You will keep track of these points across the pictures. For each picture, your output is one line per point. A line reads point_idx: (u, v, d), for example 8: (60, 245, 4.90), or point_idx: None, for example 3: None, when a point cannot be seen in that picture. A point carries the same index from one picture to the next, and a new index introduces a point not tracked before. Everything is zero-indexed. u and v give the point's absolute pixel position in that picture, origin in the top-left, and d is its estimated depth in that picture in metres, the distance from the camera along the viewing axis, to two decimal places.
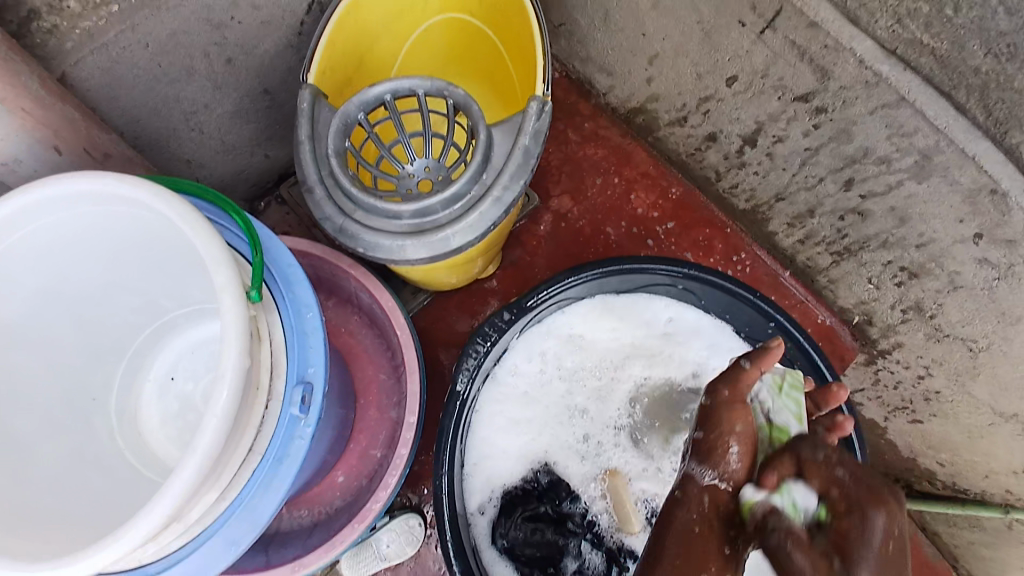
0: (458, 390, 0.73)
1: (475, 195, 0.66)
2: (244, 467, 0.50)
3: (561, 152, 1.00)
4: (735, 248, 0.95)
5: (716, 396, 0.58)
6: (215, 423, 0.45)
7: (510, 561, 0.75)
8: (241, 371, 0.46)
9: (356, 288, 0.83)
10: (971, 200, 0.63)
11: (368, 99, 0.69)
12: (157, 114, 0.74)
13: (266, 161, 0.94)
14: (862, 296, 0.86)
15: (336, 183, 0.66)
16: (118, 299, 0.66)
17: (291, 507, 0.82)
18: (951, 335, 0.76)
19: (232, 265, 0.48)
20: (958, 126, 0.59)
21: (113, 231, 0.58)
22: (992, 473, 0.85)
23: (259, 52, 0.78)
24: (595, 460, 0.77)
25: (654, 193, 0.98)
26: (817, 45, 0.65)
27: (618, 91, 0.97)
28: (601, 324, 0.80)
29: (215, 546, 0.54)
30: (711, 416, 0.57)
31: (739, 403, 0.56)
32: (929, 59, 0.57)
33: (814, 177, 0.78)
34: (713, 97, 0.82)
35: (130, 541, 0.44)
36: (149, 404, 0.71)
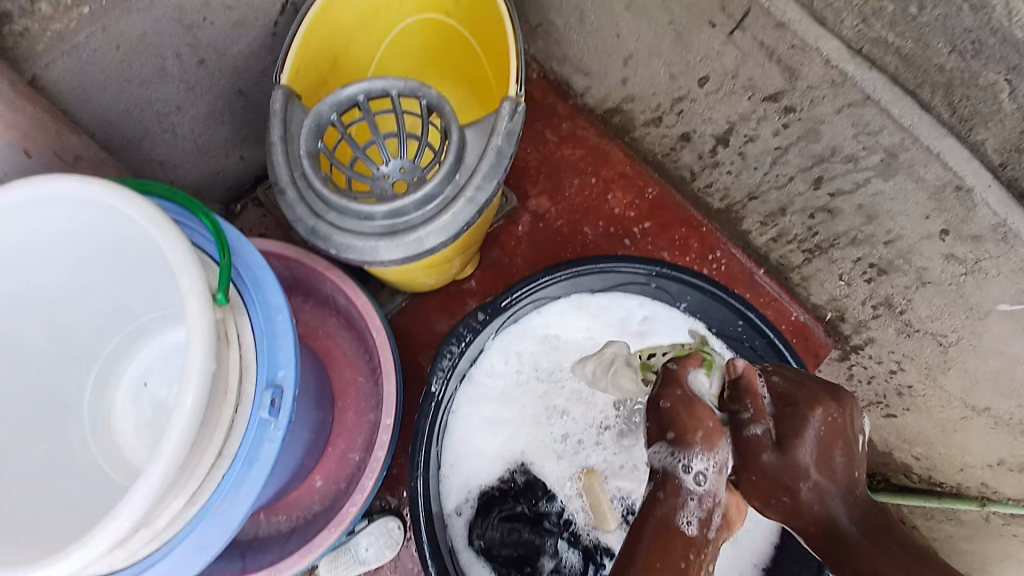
0: (432, 390, 0.73)
1: (447, 196, 0.67)
2: (212, 471, 0.50)
3: (539, 151, 1.01)
4: (712, 246, 0.96)
5: (671, 398, 0.59)
6: (181, 426, 0.45)
7: (487, 562, 0.75)
8: (207, 374, 0.46)
9: (332, 291, 0.83)
10: (937, 198, 0.64)
11: (341, 100, 0.69)
12: (130, 115, 0.74)
13: (241, 164, 0.94)
14: (834, 293, 0.87)
15: (308, 184, 0.66)
16: (89, 302, 0.66)
17: (268, 514, 0.82)
18: (921, 329, 0.77)
19: (198, 268, 0.49)
20: (923, 124, 0.60)
21: (82, 235, 0.58)
22: (967, 466, 0.86)
23: (231, 53, 0.78)
24: (570, 459, 0.78)
25: (631, 193, 0.98)
26: (785, 45, 0.65)
27: (595, 91, 0.98)
28: (576, 323, 0.80)
29: (184, 552, 0.53)
30: (670, 418, 0.58)
31: (699, 403, 0.59)
32: (894, 58, 0.59)
33: (785, 176, 0.79)
34: (686, 97, 0.83)
35: (96, 547, 0.44)
36: (123, 409, 0.71)
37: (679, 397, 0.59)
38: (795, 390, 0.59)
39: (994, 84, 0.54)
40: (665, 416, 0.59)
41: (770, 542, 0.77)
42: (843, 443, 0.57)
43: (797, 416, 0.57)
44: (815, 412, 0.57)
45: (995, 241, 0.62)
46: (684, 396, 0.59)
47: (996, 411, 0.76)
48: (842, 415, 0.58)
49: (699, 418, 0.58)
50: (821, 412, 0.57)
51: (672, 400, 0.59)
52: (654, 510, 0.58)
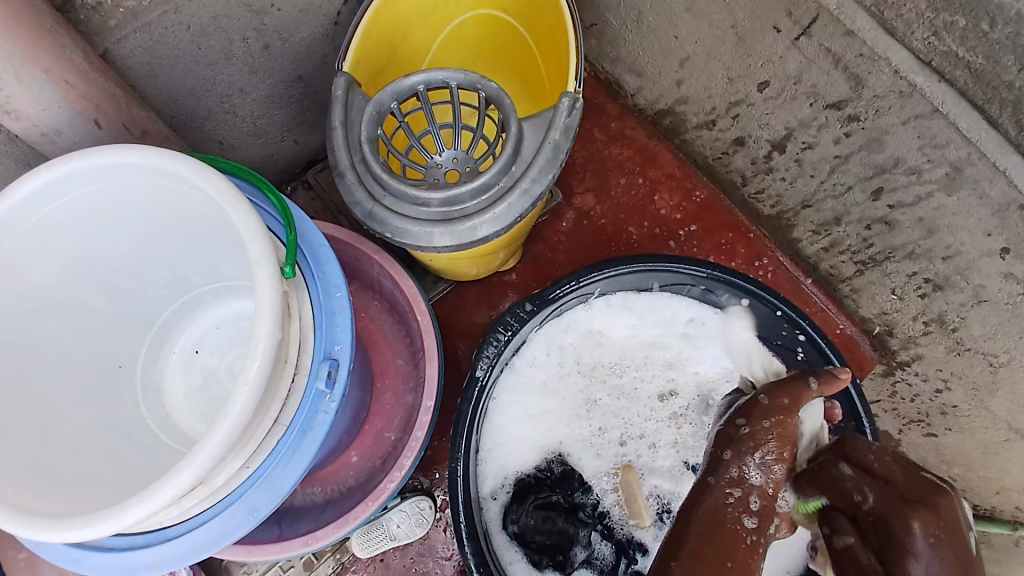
0: (477, 375, 0.73)
1: (503, 187, 0.67)
2: (269, 436, 0.51)
3: (587, 149, 1.01)
4: (758, 252, 0.95)
5: (775, 401, 0.62)
6: (247, 392, 0.46)
7: (520, 548, 0.75)
8: (273, 343, 0.47)
9: (378, 274, 0.84)
10: (1001, 215, 0.63)
11: (402, 90, 0.70)
12: (195, 95, 0.76)
13: (296, 147, 0.95)
14: (884, 307, 0.86)
15: (367, 169, 0.67)
16: (151, 273, 0.68)
17: (305, 485, 0.83)
18: (972, 348, 0.76)
19: (267, 239, 0.49)
20: (990, 140, 0.58)
21: (149, 204, 0.60)
22: (1005, 489, 0.85)
23: (296, 39, 0.79)
24: (609, 452, 0.77)
25: (679, 195, 0.98)
26: (852, 53, 0.65)
27: (647, 92, 0.98)
28: (620, 321, 0.80)
29: (237, 510, 0.54)
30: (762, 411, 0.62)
31: (794, 412, 0.61)
32: (964, 72, 0.57)
33: (842, 186, 0.78)
34: (743, 101, 0.82)
35: (159, 500, 0.45)
36: (173, 376, 0.73)
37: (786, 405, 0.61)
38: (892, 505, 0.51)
39: None
40: (757, 411, 0.62)
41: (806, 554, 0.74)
42: (925, 484, 0.52)
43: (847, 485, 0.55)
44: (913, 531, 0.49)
45: None
46: (790, 406, 0.61)
47: None
48: (954, 512, 0.50)
49: (787, 433, 0.61)
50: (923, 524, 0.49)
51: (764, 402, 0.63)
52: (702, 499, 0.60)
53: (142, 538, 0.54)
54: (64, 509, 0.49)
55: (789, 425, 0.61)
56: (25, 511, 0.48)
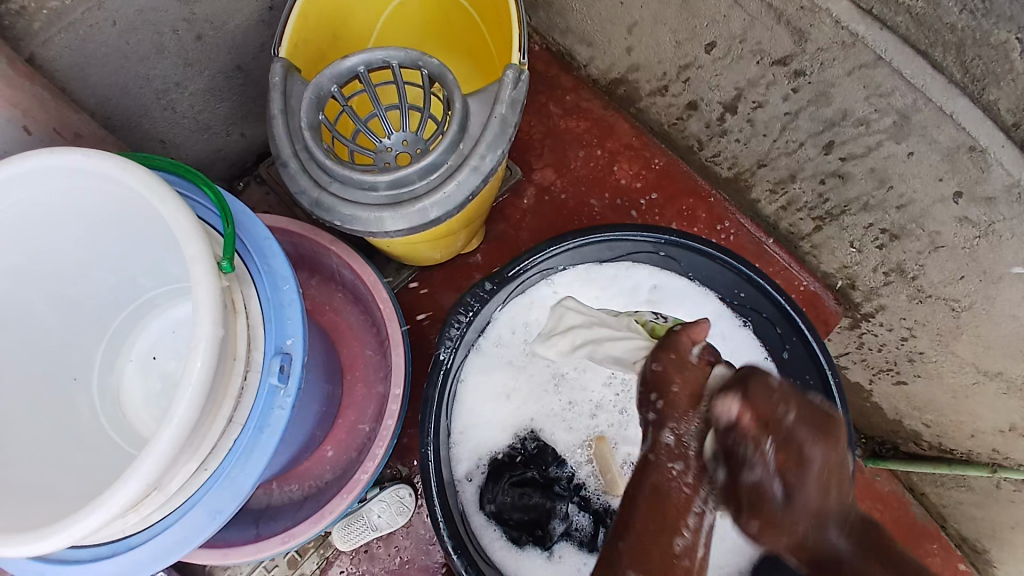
0: (441, 359, 0.71)
1: (452, 165, 0.66)
2: (223, 436, 0.50)
3: (543, 124, 1.00)
4: (719, 216, 0.95)
5: (663, 360, 0.56)
6: (191, 391, 0.45)
7: (499, 526, 0.74)
8: (215, 340, 0.46)
9: (338, 265, 0.83)
10: (951, 158, 0.63)
11: (342, 72, 0.68)
12: (129, 93, 0.73)
13: (243, 141, 0.93)
14: (844, 260, 0.86)
15: (311, 157, 0.65)
16: (97, 278, 0.66)
17: (281, 483, 0.82)
18: (932, 295, 0.77)
19: (201, 235, 0.48)
20: (935, 86, 0.59)
21: (88, 208, 0.58)
22: (978, 432, 0.86)
23: (229, 28, 0.76)
24: (581, 424, 0.77)
25: (637, 163, 0.97)
26: (794, 6, 0.64)
27: (599, 62, 0.96)
28: (585, 294, 0.80)
29: (198, 514, 0.53)
30: (661, 378, 0.55)
31: (688, 364, 0.55)
32: (905, 18, 0.58)
33: (795, 142, 0.78)
34: (692, 64, 0.81)
35: (111, 509, 0.44)
36: (131, 382, 0.71)
37: (672, 358, 0.55)
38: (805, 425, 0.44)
39: (1005, 43, 0.54)
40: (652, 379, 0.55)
41: None
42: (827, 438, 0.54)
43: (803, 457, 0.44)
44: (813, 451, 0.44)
45: (1007, 204, 0.61)
46: (681, 360, 0.55)
47: (1009, 375, 0.76)
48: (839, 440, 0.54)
49: (693, 388, 0.54)
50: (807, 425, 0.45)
51: (664, 361, 0.56)
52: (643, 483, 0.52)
53: (108, 549, 0.53)
54: (10, 528, 0.48)
55: (690, 377, 0.54)
56: None
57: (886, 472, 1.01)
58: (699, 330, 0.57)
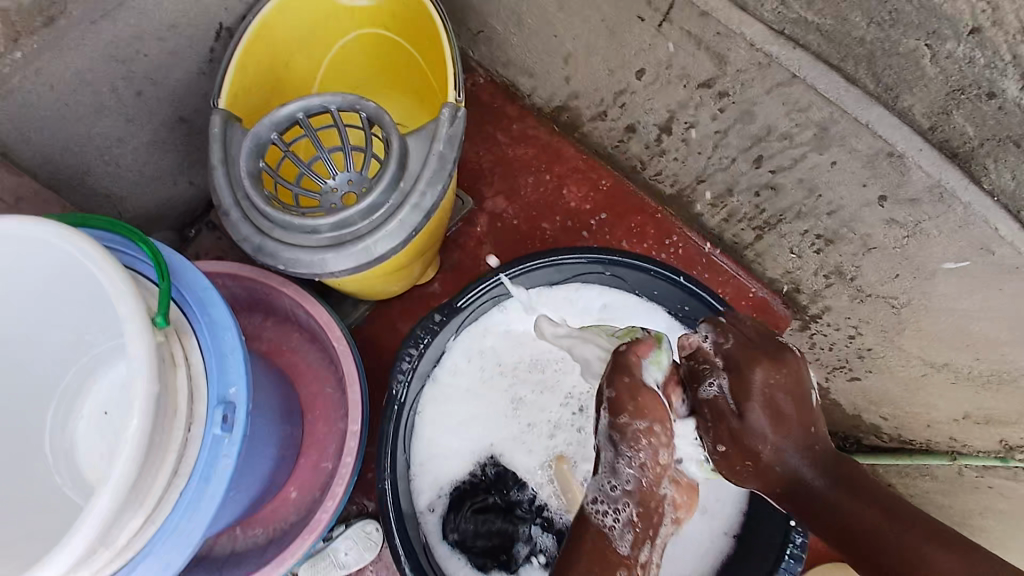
0: (394, 392, 0.72)
1: (393, 203, 0.67)
2: (168, 490, 0.50)
3: (492, 153, 1.02)
4: (667, 231, 0.97)
5: (619, 386, 0.58)
6: (129, 448, 0.45)
7: (463, 554, 0.75)
8: (152, 396, 0.46)
9: (291, 306, 0.84)
10: (871, 165, 0.66)
11: (280, 120, 0.70)
12: (71, 151, 0.74)
13: (192, 189, 0.94)
14: (787, 266, 0.89)
15: (252, 204, 0.66)
16: (44, 338, 0.65)
17: (245, 528, 0.82)
18: (873, 294, 0.80)
19: (134, 292, 0.49)
20: (850, 97, 0.62)
21: (26, 271, 0.58)
22: (934, 422, 0.89)
23: (170, 81, 0.78)
24: (539, 447, 0.78)
25: (585, 186, 0.99)
26: (710, 32, 0.68)
27: (541, 91, 0.99)
28: (538, 317, 0.81)
29: (148, 569, 0.52)
30: (616, 405, 0.58)
31: (644, 389, 0.58)
32: (816, 36, 0.61)
33: (727, 158, 0.81)
34: (626, 90, 0.84)
35: (51, 573, 0.44)
36: (85, 440, 0.70)
37: (627, 385, 0.58)
38: (740, 352, 0.60)
39: (915, 50, 0.57)
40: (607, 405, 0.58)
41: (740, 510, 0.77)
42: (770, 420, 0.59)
43: (745, 380, 0.58)
44: (759, 375, 0.58)
45: (931, 203, 0.64)
46: (635, 383, 0.58)
47: (954, 365, 0.79)
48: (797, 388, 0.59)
49: (647, 408, 0.57)
50: (766, 370, 0.58)
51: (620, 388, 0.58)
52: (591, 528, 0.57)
53: None
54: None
55: (648, 403, 0.58)
56: None
57: (853, 467, 1.03)
58: (642, 347, 0.62)
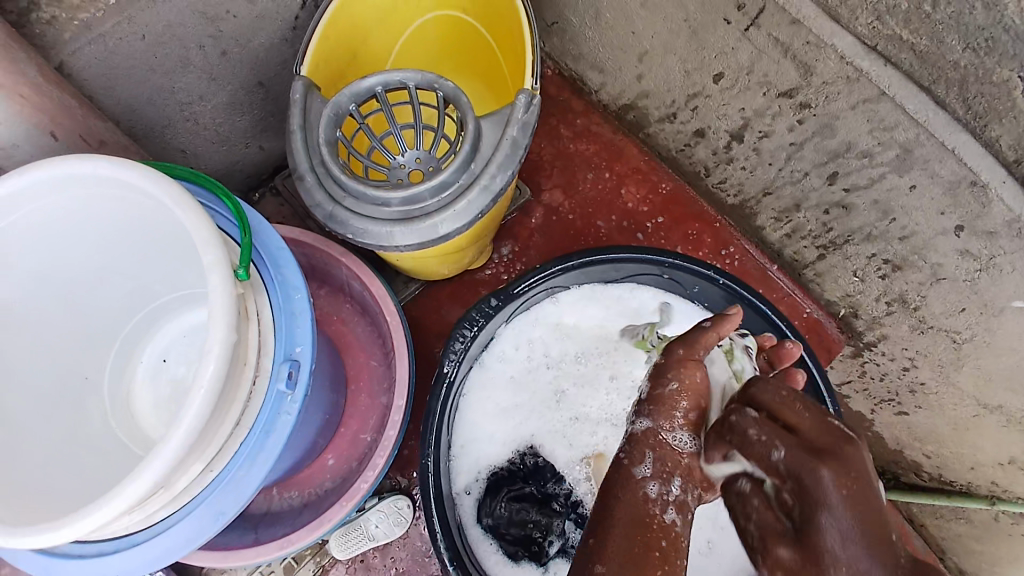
0: (444, 372, 0.73)
1: (464, 183, 0.67)
2: (231, 440, 0.51)
3: (553, 146, 1.02)
4: (725, 241, 0.96)
5: (670, 354, 0.57)
6: (203, 394, 0.46)
7: (496, 540, 0.75)
8: (229, 345, 0.47)
9: (348, 277, 0.85)
10: (952, 192, 0.64)
11: (360, 91, 0.71)
12: (154, 104, 0.76)
13: (261, 154, 0.95)
14: (848, 289, 0.87)
15: (327, 171, 0.68)
16: (114, 283, 0.68)
17: (282, 490, 0.83)
18: (934, 326, 0.77)
19: (220, 243, 0.50)
20: (938, 121, 0.60)
21: (106, 215, 0.60)
22: (978, 464, 0.86)
23: (254, 45, 0.79)
24: (581, 442, 0.78)
25: (645, 187, 0.99)
26: (800, 42, 0.66)
27: (609, 88, 0.98)
28: (587, 314, 0.81)
29: (202, 515, 0.54)
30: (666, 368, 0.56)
31: (693, 360, 0.56)
32: (909, 55, 0.60)
33: (799, 172, 0.80)
34: (701, 93, 0.83)
35: (117, 506, 0.45)
36: (142, 385, 0.73)
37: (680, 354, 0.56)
38: (807, 460, 0.43)
39: (1006, 81, 0.55)
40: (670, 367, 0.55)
41: None
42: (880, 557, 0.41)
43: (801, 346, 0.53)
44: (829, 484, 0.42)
45: (1009, 237, 0.62)
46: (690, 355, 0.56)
47: (1009, 409, 0.76)
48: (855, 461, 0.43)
49: (690, 388, 0.55)
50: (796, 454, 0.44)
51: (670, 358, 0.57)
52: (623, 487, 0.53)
53: (110, 545, 0.55)
54: (8, 521, 0.48)
55: (691, 377, 0.55)
56: None
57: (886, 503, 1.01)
58: (728, 325, 0.56)
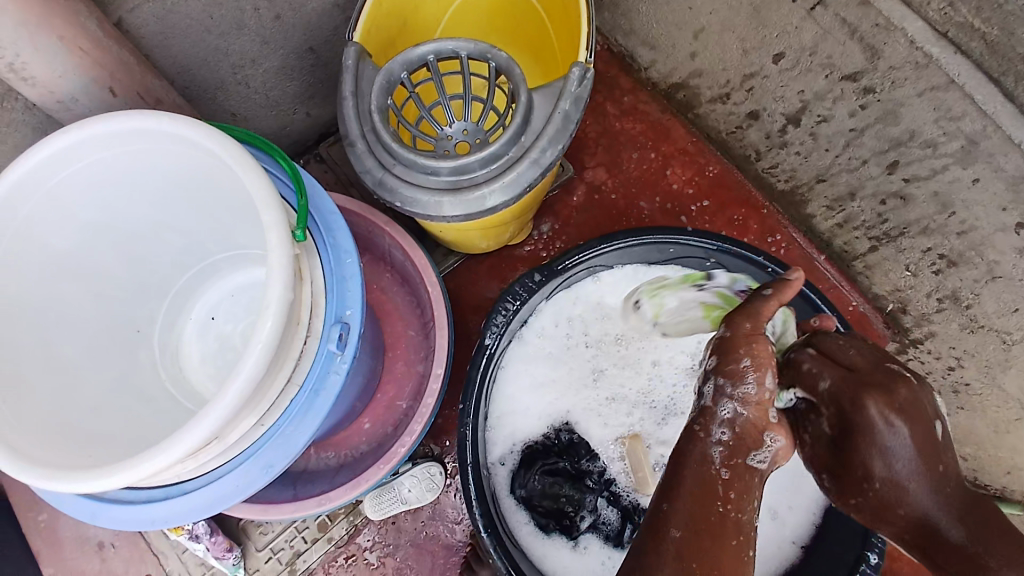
0: (486, 343, 0.73)
1: (513, 156, 0.67)
2: (283, 396, 0.53)
3: (599, 123, 1.00)
4: (772, 228, 0.95)
5: (737, 328, 0.51)
6: (259, 349, 0.47)
7: (528, 511, 0.76)
8: (285, 304, 0.48)
9: (389, 246, 0.85)
10: (1015, 188, 0.62)
11: (412, 60, 0.71)
12: (208, 66, 0.77)
13: (307, 120, 0.96)
14: (898, 284, 0.85)
15: (377, 139, 0.68)
16: (167, 240, 0.69)
17: (318, 450, 0.85)
18: (986, 325, 0.75)
19: (279, 204, 0.50)
20: (1006, 113, 0.58)
21: (165, 171, 0.61)
22: (1016, 469, 0.83)
23: (306, 10, 0.79)
24: (616, 422, 0.78)
25: (691, 169, 0.97)
26: (868, 23, 0.64)
27: (660, 65, 0.96)
28: (630, 294, 0.80)
29: (252, 468, 0.55)
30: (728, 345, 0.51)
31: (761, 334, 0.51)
32: (980, 44, 0.58)
33: (858, 159, 0.77)
34: (758, 73, 0.81)
35: (174, 453, 0.46)
36: (191, 341, 0.75)
37: (747, 330, 0.51)
38: (849, 386, 0.47)
39: None
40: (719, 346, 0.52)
41: (812, 520, 0.76)
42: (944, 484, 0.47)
43: (861, 415, 0.46)
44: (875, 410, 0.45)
45: None
46: (755, 329, 0.51)
47: None
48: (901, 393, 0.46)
49: (762, 357, 0.50)
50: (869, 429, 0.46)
51: (737, 332, 0.51)
52: (689, 448, 0.51)
53: (160, 493, 0.56)
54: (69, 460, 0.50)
55: (763, 350, 0.50)
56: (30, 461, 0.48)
57: None
58: (789, 291, 0.52)
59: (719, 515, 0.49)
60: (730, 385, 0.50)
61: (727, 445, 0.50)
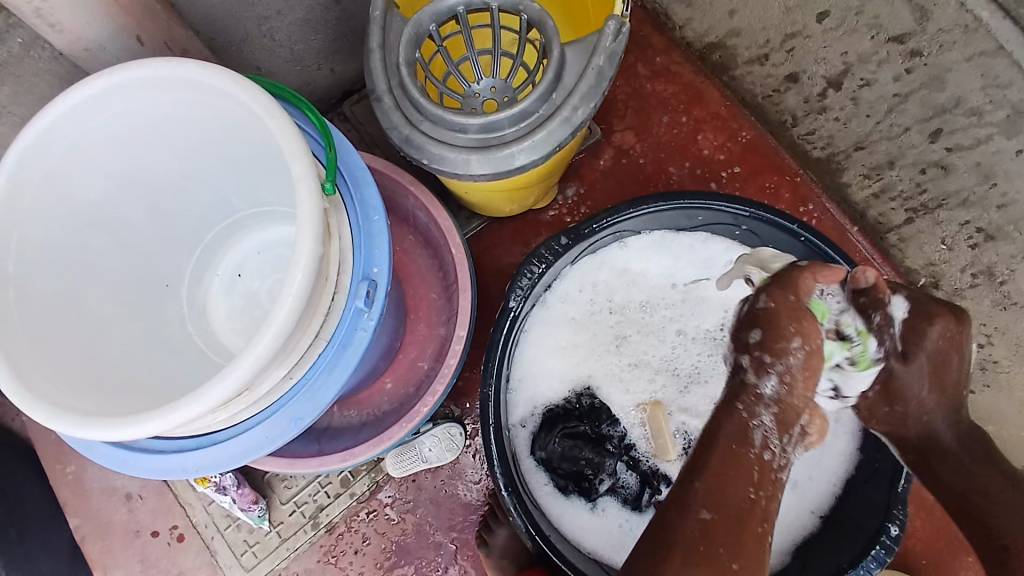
0: (510, 306, 0.72)
1: (543, 114, 0.65)
2: (311, 350, 0.53)
3: (628, 85, 0.95)
4: (805, 198, 0.89)
5: (781, 299, 0.54)
6: (290, 302, 0.47)
7: (548, 472, 0.77)
8: (315, 258, 0.48)
9: (413, 207, 0.85)
10: None
11: (441, 12, 0.69)
12: (233, 17, 0.75)
13: (332, 77, 0.94)
14: (934, 257, 0.82)
15: (405, 94, 0.66)
16: (194, 193, 0.69)
17: (341, 409, 0.86)
18: None
19: (309, 157, 0.49)
20: None
21: (192, 121, 0.60)
22: None
23: None
24: (638, 388, 0.79)
25: (723, 134, 0.92)
26: None
27: (696, 24, 0.92)
28: (657, 262, 0.79)
29: (280, 420, 0.56)
30: (773, 323, 0.54)
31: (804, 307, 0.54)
32: None
33: (899, 126, 0.79)
34: (800, 33, 0.83)
35: (206, 402, 0.47)
36: (217, 297, 0.75)
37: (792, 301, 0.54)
38: None
39: None
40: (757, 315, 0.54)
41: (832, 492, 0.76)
42: None
43: None
44: None
45: None
46: (797, 303, 0.54)
47: None
48: None
49: (806, 328, 0.54)
50: None
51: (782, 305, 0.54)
52: (726, 423, 0.56)
53: (190, 442, 0.57)
54: (102, 409, 0.51)
55: (811, 326, 0.54)
56: (62, 408, 0.48)
57: None
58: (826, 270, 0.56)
59: (750, 501, 0.54)
60: (773, 360, 0.54)
61: (769, 427, 0.55)
